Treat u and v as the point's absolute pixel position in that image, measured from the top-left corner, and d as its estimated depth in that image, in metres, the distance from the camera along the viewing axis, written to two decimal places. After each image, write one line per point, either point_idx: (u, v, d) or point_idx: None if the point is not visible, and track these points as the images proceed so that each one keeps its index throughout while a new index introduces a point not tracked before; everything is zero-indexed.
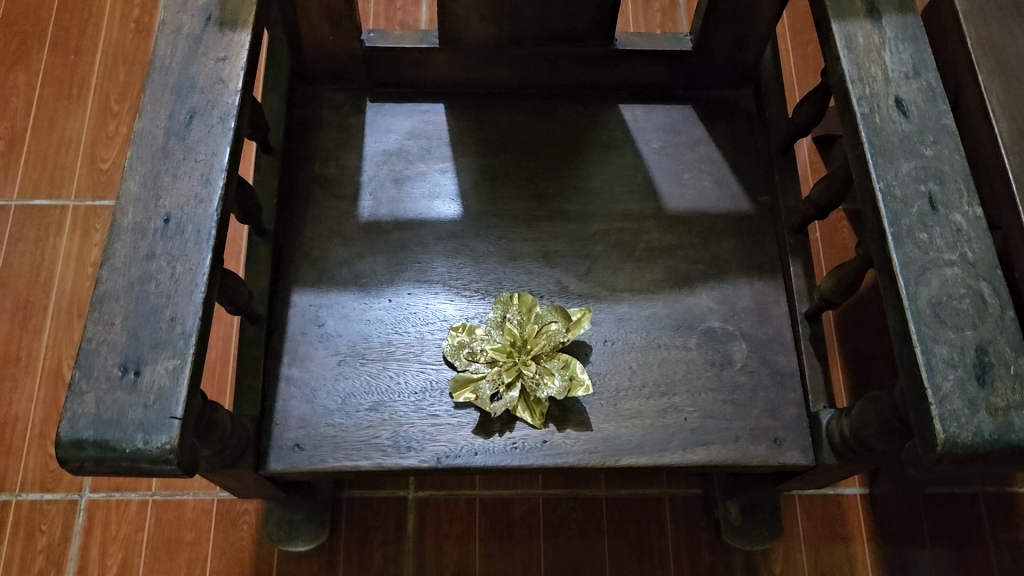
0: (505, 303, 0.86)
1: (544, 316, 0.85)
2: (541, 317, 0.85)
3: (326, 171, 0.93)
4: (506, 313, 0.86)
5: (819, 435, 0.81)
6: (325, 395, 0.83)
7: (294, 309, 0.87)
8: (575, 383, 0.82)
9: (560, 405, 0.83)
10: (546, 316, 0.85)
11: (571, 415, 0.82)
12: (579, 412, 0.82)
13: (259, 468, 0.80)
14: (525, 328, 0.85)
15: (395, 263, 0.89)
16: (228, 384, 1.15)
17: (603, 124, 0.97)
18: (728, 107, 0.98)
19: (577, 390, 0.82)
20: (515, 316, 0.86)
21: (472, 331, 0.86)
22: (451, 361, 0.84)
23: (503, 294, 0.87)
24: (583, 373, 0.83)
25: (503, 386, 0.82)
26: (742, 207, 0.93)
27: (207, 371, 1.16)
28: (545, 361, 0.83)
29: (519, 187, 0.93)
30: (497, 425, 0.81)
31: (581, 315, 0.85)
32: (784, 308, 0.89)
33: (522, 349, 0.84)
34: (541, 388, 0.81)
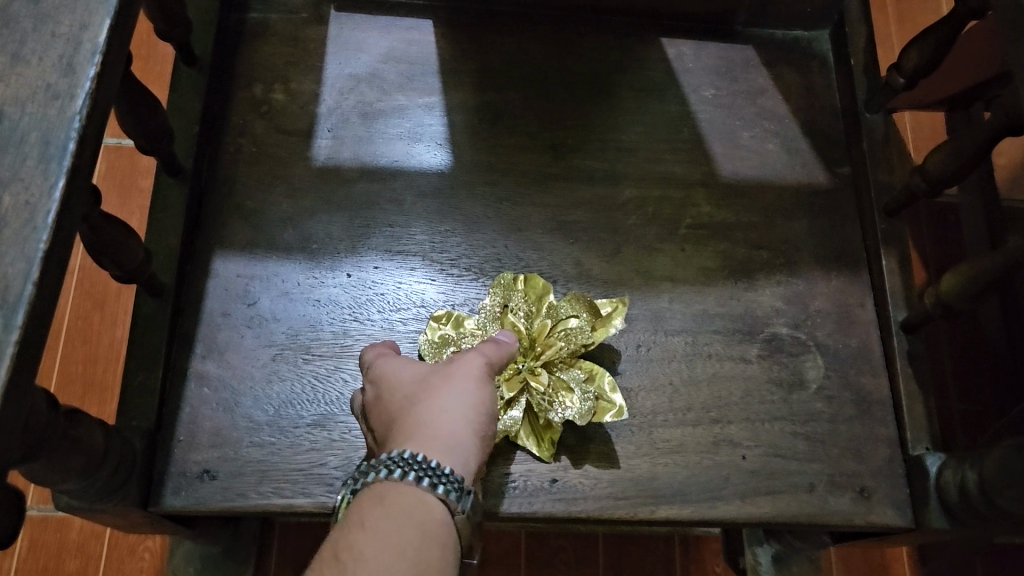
0: (506, 287, 0.63)
1: (560, 307, 0.62)
2: (557, 309, 0.62)
3: (272, 96, 0.69)
4: (507, 301, 0.62)
5: (925, 487, 0.60)
6: (252, 403, 0.60)
7: (217, 280, 0.63)
8: (602, 404, 0.59)
9: (579, 429, 0.61)
10: (563, 308, 0.62)
11: (592, 442, 0.60)
12: (606, 441, 0.60)
13: (151, 504, 0.57)
14: (532, 324, 0.62)
15: (358, 225, 0.66)
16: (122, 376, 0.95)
17: (640, 60, 0.74)
18: (800, 51, 0.76)
19: (605, 414, 0.59)
20: (522, 305, 0.62)
21: (460, 324, 0.62)
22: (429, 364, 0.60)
23: (503, 275, 0.64)
24: (614, 390, 0.60)
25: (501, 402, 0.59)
26: (817, 177, 0.71)
27: (102, 354, 0.96)
28: (562, 370, 0.60)
29: (529, 134, 0.70)
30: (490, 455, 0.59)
31: (613, 306, 0.63)
32: (871, 312, 0.67)
33: (529, 353, 0.61)
34: (555, 410, 0.58)
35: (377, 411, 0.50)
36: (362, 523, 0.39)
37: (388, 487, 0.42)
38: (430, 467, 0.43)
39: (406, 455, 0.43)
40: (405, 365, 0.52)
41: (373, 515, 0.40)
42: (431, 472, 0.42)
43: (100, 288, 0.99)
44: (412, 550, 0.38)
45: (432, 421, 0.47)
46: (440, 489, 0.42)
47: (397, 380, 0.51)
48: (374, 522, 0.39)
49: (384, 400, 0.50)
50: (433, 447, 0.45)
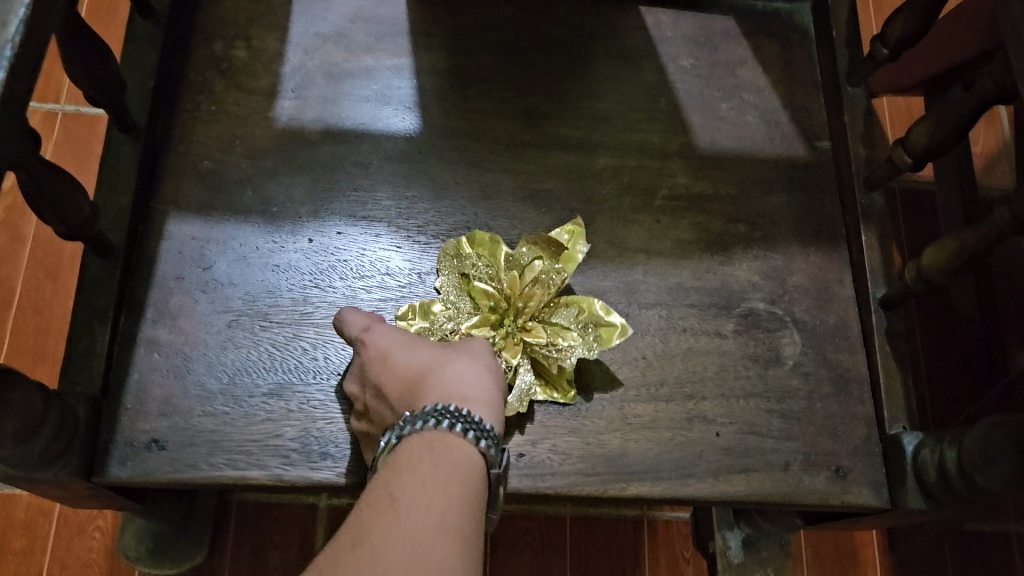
0: (456, 254, 0.61)
1: (524, 255, 0.61)
2: (516, 257, 0.60)
3: (233, 53, 0.66)
4: (464, 269, 0.60)
5: (901, 467, 0.59)
6: (205, 370, 0.57)
7: (170, 243, 0.60)
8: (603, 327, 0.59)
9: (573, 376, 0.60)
10: (524, 253, 0.61)
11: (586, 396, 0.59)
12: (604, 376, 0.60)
13: (95, 474, 0.54)
14: (500, 280, 0.60)
15: (321, 189, 0.63)
16: (63, 346, 0.91)
17: (618, 26, 0.72)
18: (781, 23, 0.74)
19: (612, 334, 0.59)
20: (478, 267, 0.60)
21: (427, 311, 0.60)
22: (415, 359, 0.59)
23: (447, 246, 0.61)
24: (606, 311, 0.60)
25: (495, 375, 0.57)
26: (796, 150, 0.69)
27: (45, 326, 0.92)
28: (550, 315, 0.59)
29: (501, 98, 0.68)
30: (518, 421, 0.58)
31: (571, 230, 0.63)
32: (849, 289, 0.66)
33: (511, 309, 0.60)
34: (563, 355, 0.57)
35: (386, 370, 0.53)
36: (411, 464, 0.44)
37: (434, 435, 0.46)
38: (475, 421, 0.47)
39: (452, 409, 0.48)
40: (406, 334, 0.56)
41: (421, 458, 0.44)
42: (475, 426, 0.47)
43: (52, 258, 0.95)
44: (456, 490, 0.42)
45: (459, 384, 0.51)
46: (483, 443, 0.46)
47: (407, 348, 0.54)
48: (423, 463, 0.44)
49: (398, 362, 0.53)
50: (472, 406, 0.50)
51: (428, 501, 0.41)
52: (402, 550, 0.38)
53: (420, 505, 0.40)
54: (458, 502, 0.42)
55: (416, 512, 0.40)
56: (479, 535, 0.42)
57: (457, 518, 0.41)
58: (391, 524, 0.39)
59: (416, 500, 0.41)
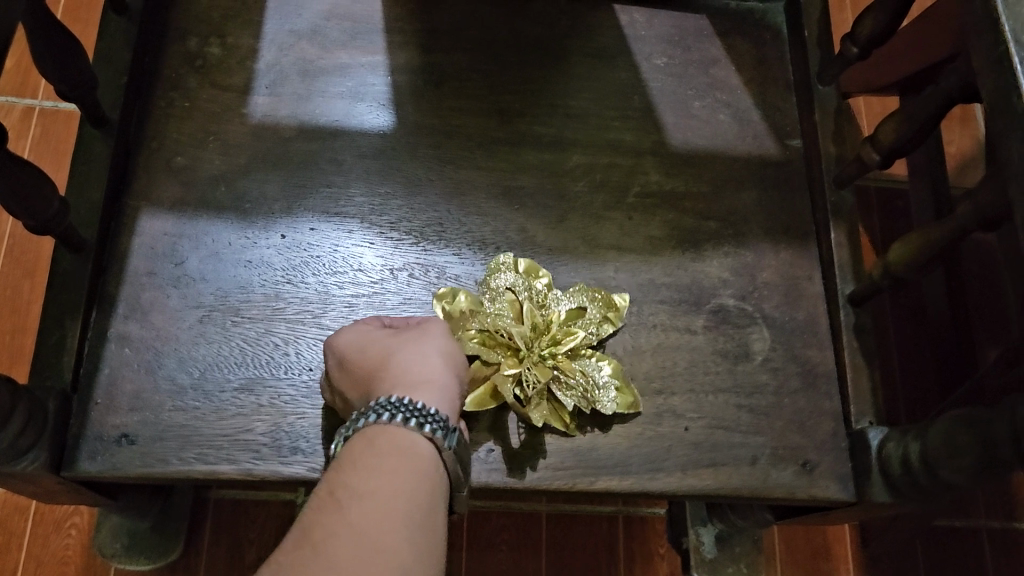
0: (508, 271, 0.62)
1: (568, 298, 0.62)
2: (564, 297, 0.62)
3: (207, 50, 0.66)
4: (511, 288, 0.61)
5: (866, 461, 0.59)
6: (176, 365, 0.57)
7: (142, 239, 0.60)
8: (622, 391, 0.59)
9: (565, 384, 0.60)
10: (572, 296, 0.62)
11: None
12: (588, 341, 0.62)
13: (65, 468, 0.54)
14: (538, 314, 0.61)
15: (294, 185, 0.63)
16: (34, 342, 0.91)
17: (592, 25, 0.72)
18: (754, 23, 0.75)
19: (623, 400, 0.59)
20: (521, 291, 0.61)
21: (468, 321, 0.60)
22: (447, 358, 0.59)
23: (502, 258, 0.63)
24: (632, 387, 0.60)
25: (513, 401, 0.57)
26: (768, 149, 0.70)
27: (16, 321, 0.92)
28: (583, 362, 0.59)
29: (475, 96, 0.68)
30: (530, 455, 0.57)
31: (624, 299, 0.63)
32: (819, 286, 0.66)
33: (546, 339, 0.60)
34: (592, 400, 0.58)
35: (343, 373, 0.54)
36: (358, 458, 0.44)
37: (376, 429, 0.46)
38: (420, 409, 0.47)
39: (394, 401, 0.48)
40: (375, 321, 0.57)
41: (362, 453, 0.44)
42: (415, 413, 0.47)
43: (30, 255, 0.95)
44: (399, 481, 0.42)
45: (405, 373, 0.52)
46: (427, 428, 0.46)
47: (363, 342, 0.55)
48: (369, 456, 0.44)
49: (353, 362, 0.54)
50: (404, 392, 0.50)
51: (374, 492, 0.41)
52: (347, 542, 0.38)
53: (364, 496, 0.40)
54: (405, 494, 0.42)
55: (360, 504, 0.40)
56: (426, 525, 0.41)
57: (403, 508, 0.41)
58: (336, 516, 0.39)
59: (360, 491, 0.41)
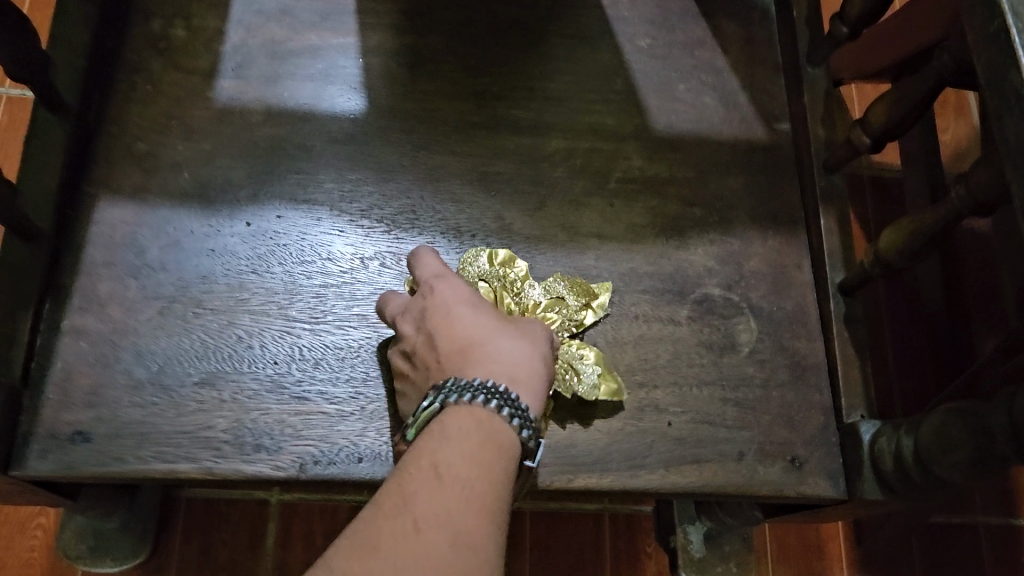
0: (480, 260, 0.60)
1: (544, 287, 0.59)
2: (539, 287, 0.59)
3: (171, 31, 0.64)
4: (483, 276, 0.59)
5: (857, 456, 0.57)
6: (134, 360, 0.55)
7: (99, 229, 0.58)
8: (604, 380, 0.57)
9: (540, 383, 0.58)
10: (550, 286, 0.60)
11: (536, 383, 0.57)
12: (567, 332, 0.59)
13: (15, 467, 0.51)
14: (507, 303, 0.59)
15: (261, 171, 0.60)
16: None
17: (573, 5, 0.69)
18: (741, 4, 0.72)
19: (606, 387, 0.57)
20: (489, 279, 0.59)
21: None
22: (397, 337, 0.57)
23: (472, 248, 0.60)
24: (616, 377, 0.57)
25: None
26: (755, 133, 0.68)
27: None
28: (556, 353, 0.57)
29: (451, 79, 0.65)
30: None
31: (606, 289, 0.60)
32: (808, 275, 0.64)
33: None
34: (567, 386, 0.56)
35: (444, 322, 0.51)
36: (454, 436, 0.42)
37: (473, 410, 0.44)
38: (518, 406, 0.45)
39: (491, 385, 0.45)
40: (465, 287, 0.53)
41: (457, 433, 0.42)
42: (518, 411, 0.45)
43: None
44: (491, 472, 0.41)
45: (512, 357, 0.49)
46: (523, 432, 0.45)
47: (469, 304, 0.52)
48: (465, 439, 0.42)
49: (455, 317, 0.51)
50: (520, 390, 0.47)
51: (471, 483, 0.40)
52: (444, 536, 0.37)
53: (462, 486, 0.39)
54: (498, 491, 0.40)
55: (459, 492, 0.39)
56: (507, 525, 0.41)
57: (494, 505, 0.40)
58: (434, 500, 0.38)
59: (458, 479, 0.39)
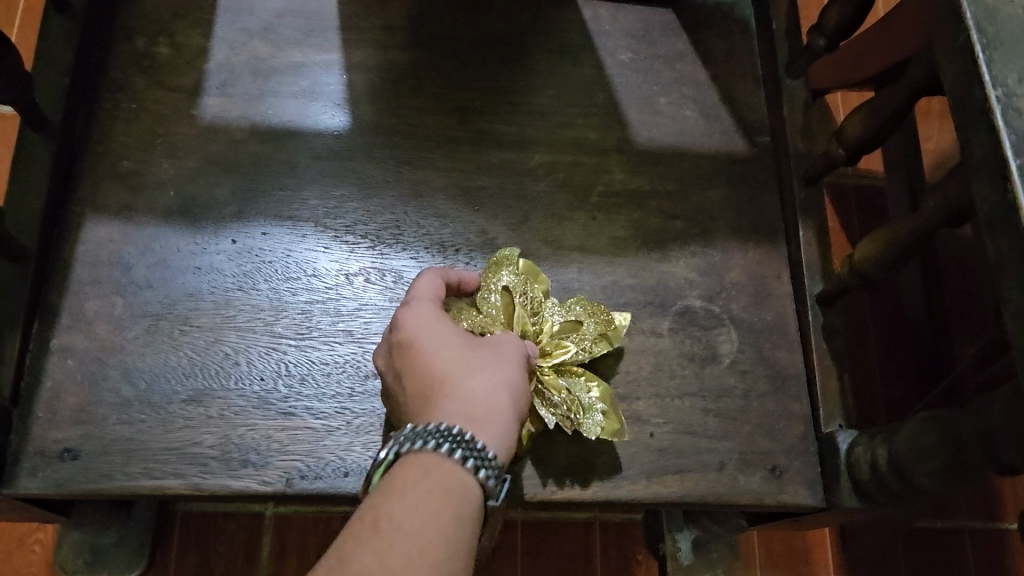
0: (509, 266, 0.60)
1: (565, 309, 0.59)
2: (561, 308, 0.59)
3: (155, 50, 0.64)
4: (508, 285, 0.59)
5: (836, 465, 0.58)
6: (121, 378, 0.55)
7: (86, 247, 0.58)
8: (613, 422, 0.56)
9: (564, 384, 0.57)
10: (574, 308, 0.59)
11: None
12: None
13: (4, 486, 0.52)
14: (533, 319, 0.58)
15: (246, 188, 0.61)
16: None
17: (555, 20, 0.70)
18: (722, 17, 0.73)
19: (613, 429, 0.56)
20: (518, 291, 0.58)
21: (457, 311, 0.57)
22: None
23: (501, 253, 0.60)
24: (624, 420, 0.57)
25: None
26: (735, 145, 0.68)
27: None
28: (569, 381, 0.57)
29: (434, 94, 0.66)
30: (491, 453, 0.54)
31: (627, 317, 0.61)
32: (788, 286, 0.65)
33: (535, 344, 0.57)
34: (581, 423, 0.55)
35: (410, 356, 0.48)
36: (398, 490, 0.39)
37: (425, 460, 0.41)
38: (476, 447, 0.42)
39: (446, 429, 0.42)
40: (443, 317, 0.51)
41: (404, 486, 0.39)
42: (477, 454, 0.42)
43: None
44: (439, 524, 0.38)
45: (480, 391, 0.46)
46: (482, 474, 0.42)
47: (441, 334, 0.49)
48: (412, 491, 0.39)
49: (425, 349, 0.48)
50: (484, 428, 0.44)
51: (413, 541, 0.37)
52: None
53: (401, 544, 0.36)
54: (446, 546, 0.37)
55: (397, 553, 0.36)
56: None
57: (441, 562, 0.36)
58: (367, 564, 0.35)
59: (397, 538, 0.36)
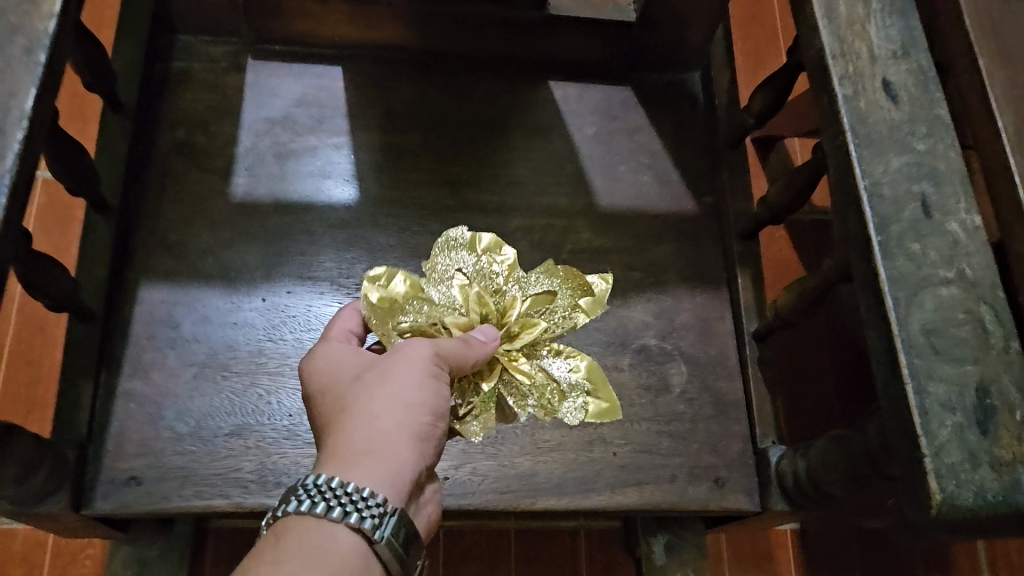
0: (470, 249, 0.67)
1: (543, 278, 0.66)
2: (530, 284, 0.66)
3: (193, 139, 0.76)
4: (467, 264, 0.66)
5: (768, 476, 0.70)
6: (174, 416, 0.67)
7: (142, 307, 0.70)
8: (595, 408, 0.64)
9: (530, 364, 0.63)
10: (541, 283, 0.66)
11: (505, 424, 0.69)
12: None
13: (82, 508, 0.64)
14: (507, 292, 0.64)
15: (272, 255, 0.73)
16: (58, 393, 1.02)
17: (529, 102, 0.83)
18: (673, 94, 0.85)
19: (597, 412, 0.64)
20: (478, 276, 0.65)
21: (422, 290, 0.64)
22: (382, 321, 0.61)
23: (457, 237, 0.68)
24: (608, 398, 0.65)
25: (470, 383, 0.60)
26: (685, 206, 0.81)
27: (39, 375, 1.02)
28: (552, 357, 0.64)
29: (428, 169, 0.78)
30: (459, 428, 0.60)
31: (606, 282, 0.70)
32: (729, 324, 0.77)
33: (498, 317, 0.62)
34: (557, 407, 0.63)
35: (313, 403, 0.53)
36: (274, 551, 0.42)
37: (300, 521, 0.44)
38: (350, 493, 0.45)
39: (320, 482, 0.45)
40: (342, 356, 0.54)
41: (279, 547, 0.43)
42: (348, 500, 0.45)
43: (53, 315, 1.05)
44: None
45: (362, 421, 0.49)
46: (354, 518, 0.44)
47: (337, 372, 0.53)
48: (287, 552, 0.42)
49: (324, 389, 0.52)
50: (361, 460, 0.47)
51: None
52: None
53: None
54: None
55: None
56: None
57: None
58: None
59: None
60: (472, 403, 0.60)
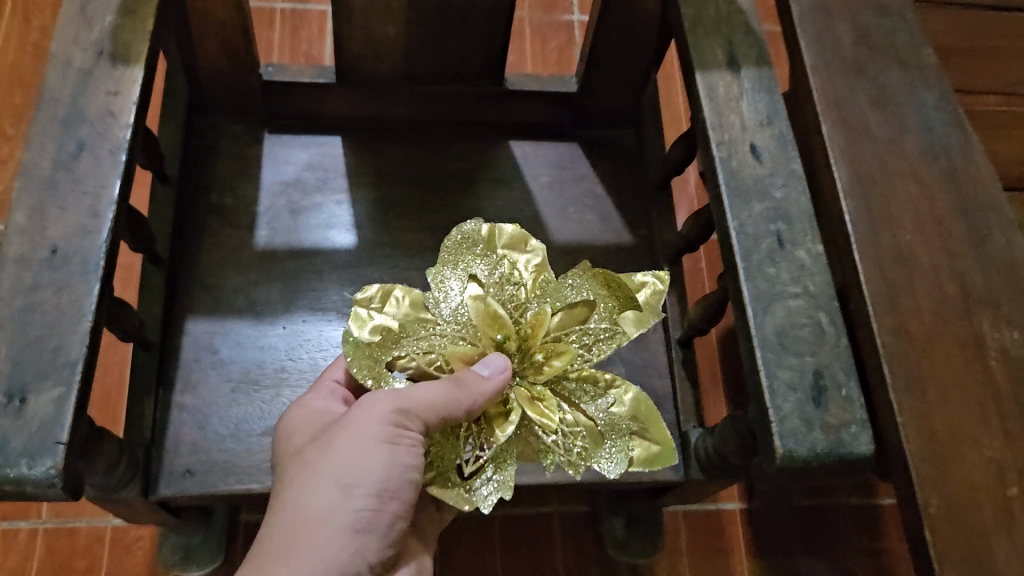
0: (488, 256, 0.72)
1: (580, 287, 0.71)
2: (557, 294, 0.70)
3: (224, 200, 0.95)
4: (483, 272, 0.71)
5: (688, 452, 0.87)
6: (218, 421, 0.85)
7: (189, 336, 0.89)
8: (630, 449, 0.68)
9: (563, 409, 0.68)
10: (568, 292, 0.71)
11: None
12: None
13: (149, 494, 0.82)
14: (527, 309, 0.70)
15: (289, 291, 0.92)
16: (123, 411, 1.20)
17: (494, 158, 1.01)
18: (612, 146, 1.04)
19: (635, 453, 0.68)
20: (492, 290, 0.69)
21: (422, 309, 0.71)
22: (371, 353, 0.68)
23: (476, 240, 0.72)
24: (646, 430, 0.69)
25: (487, 431, 0.66)
26: (623, 238, 0.99)
27: (100, 396, 1.21)
28: (591, 398, 0.69)
29: (413, 216, 0.97)
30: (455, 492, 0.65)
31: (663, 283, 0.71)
32: (660, 333, 0.95)
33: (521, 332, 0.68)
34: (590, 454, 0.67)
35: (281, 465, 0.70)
36: None
37: None
38: None
39: None
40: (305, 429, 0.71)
41: None
42: None
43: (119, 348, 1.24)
44: None
45: (301, 501, 0.65)
46: None
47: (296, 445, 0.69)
48: None
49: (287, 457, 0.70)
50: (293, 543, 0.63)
51: None
52: None
53: None
54: None
55: None
56: None
57: None
58: None
59: None
60: (484, 456, 0.66)
